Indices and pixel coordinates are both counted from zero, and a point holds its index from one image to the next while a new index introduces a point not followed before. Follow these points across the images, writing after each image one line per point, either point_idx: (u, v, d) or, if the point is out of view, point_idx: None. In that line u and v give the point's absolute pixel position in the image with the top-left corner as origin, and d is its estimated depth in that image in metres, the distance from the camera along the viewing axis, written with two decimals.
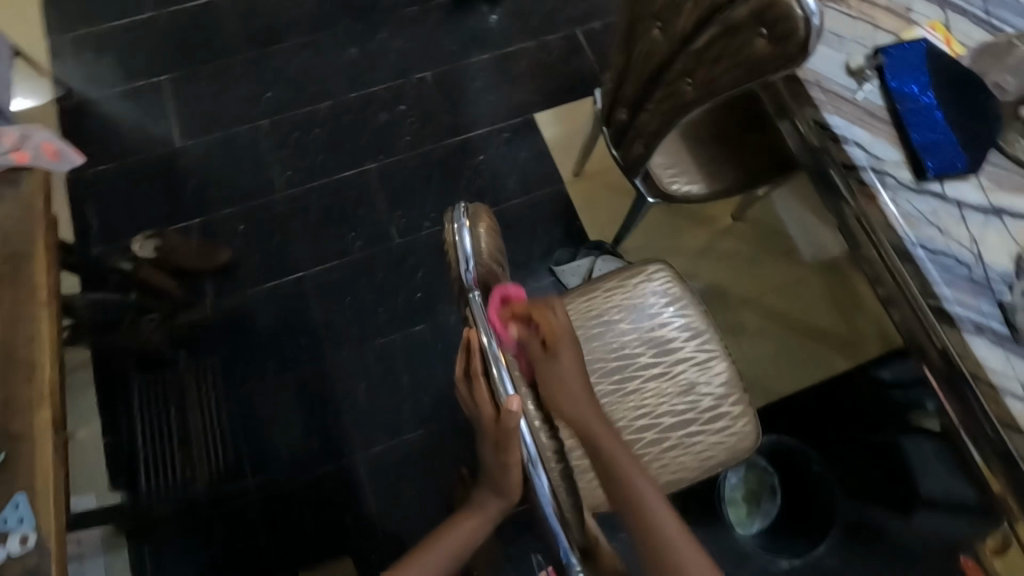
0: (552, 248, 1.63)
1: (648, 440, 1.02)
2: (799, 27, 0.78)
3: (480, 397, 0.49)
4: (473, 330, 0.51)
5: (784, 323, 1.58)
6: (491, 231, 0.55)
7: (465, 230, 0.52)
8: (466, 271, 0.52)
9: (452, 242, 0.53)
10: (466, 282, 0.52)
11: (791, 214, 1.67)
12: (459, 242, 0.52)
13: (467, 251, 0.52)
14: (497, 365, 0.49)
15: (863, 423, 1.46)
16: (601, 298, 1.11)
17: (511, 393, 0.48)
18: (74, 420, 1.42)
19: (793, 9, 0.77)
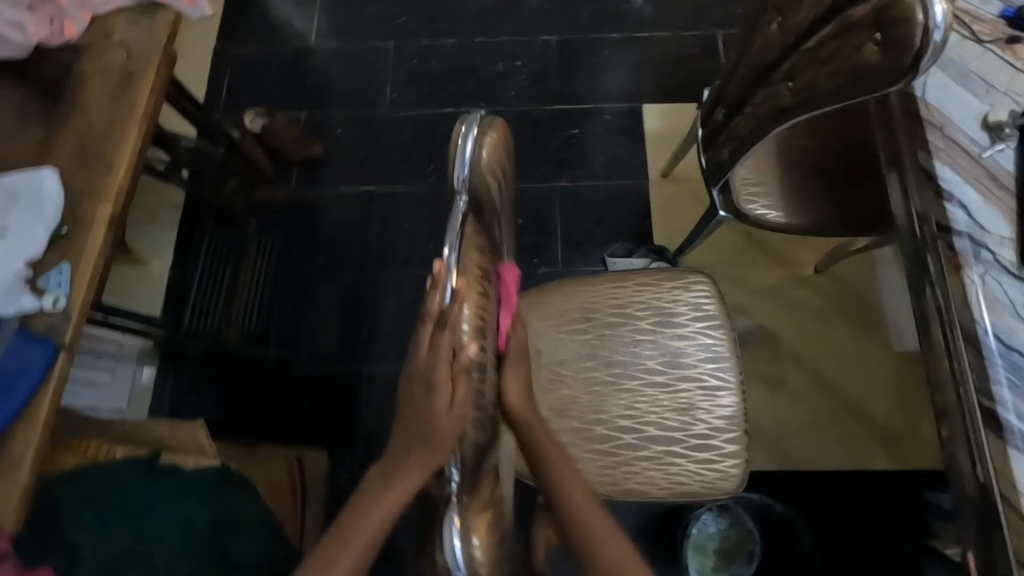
0: (613, 239, 1.59)
1: (625, 443, 0.98)
2: (915, 38, 0.70)
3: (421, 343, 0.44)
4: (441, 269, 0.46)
5: (832, 397, 1.42)
6: (497, 145, 0.55)
7: (472, 135, 0.53)
8: (460, 171, 0.52)
9: (455, 142, 0.53)
10: (456, 182, 0.52)
11: (883, 286, 1.50)
12: (461, 143, 0.53)
13: (466, 152, 0.52)
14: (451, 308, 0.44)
15: (881, 531, 1.31)
16: (630, 290, 1.06)
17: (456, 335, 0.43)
18: (152, 248, 1.61)
19: (916, 17, 0.70)
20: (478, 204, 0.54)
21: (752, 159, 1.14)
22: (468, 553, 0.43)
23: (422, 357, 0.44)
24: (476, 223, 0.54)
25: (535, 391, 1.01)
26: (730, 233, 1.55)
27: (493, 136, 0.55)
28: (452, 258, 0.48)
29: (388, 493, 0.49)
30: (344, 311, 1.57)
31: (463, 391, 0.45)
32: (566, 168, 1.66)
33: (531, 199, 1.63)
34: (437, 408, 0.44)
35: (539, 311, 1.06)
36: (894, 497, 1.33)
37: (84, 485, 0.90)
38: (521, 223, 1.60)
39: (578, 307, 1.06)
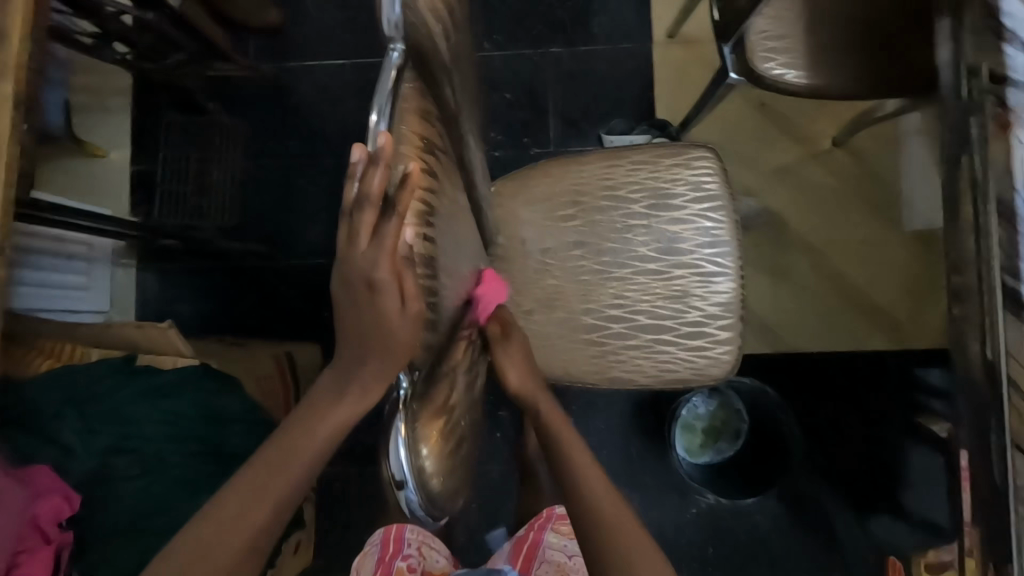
0: (611, 115, 1.43)
1: (613, 332, 0.94)
2: None
3: (358, 234, 0.36)
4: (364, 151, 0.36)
5: (834, 280, 1.37)
6: None
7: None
8: (392, 14, 0.40)
9: None
10: (389, 27, 0.40)
11: (906, 161, 1.37)
12: None
13: None
14: (390, 207, 0.36)
15: (871, 409, 1.33)
16: (624, 170, 0.96)
17: (394, 234, 0.36)
18: (108, 140, 1.48)
19: None
20: (419, 57, 0.43)
21: (773, 6, 0.96)
22: (414, 464, 0.41)
23: (359, 254, 0.36)
24: (420, 83, 0.44)
25: (519, 283, 0.95)
26: (742, 103, 1.39)
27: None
28: (382, 127, 0.39)
29: (344, 407, 0.46)
30: (324, 203, 1.47)
31: (414, 294, 0.39)
32: (559, 30, 1.44)
33: (520, 71, 1.44)
34: (399, 324, 0.39)
35: (523, 196, 0.96)
36: (889, 379, 1.33)
37: (54, 387, 0.88)
38: (510, 99, 1.43)
39: (566, 191, 0.96)
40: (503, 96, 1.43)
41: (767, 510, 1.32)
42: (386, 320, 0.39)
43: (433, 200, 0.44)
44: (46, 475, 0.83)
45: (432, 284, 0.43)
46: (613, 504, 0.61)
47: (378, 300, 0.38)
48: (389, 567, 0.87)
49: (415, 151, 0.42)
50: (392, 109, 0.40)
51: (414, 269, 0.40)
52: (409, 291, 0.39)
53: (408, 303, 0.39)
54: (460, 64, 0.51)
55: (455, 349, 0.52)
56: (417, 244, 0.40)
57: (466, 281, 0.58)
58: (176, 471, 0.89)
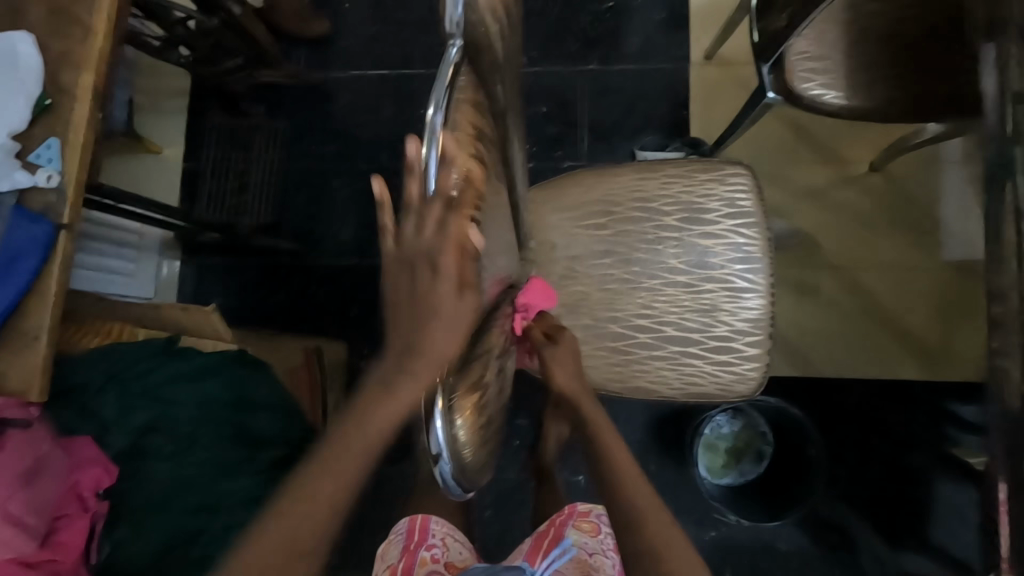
0: (645, 132, 1.45)
1: (639, 342, 0.94)
2: None
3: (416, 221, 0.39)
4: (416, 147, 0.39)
5: (868, 306, 1.34)
6: None
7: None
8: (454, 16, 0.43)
9: None
10: (451, 28, 0.43)
11: (946, 189, 1.35)
12: None
13: None
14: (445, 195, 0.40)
15: (898, 434, 1.29)
16: (658, 183, 0.97)
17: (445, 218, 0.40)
18: (163, 138, 1.57)
19: None
20: (474, 55, 0.45)
21: (814, 29, 0.98)
22: (451, 434, 0.43)
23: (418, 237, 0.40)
24: (474, 81, 0.47)
25: (548, 287, 0.97)
26: (778, 125, 1.39)
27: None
28: (438, 122, 0.41)
29: (394, 408, 0.44)
30: (360, 206, 1.52)
31: (461, 277, 0.42)
32: (598, 48, 1.47)
33: (557, 86, 1.47)
34: (448, 304, 0.41)
35: (555, 203, 0.98)
36: (922, 410, 1.29)
37: (105, 362, 0.94)
38: (546, 113, 1.47)
39: (599, 200, 0.98)
40: (539, 109, 1.47)
41: (789, 538, 1.28)
42: (433, 300, 0.41)
43: (480, 190, 0.46)
44: (88, 447, 0.87)
45: (477, 269, 0.45)
46: (638, 482, 0.66)
47: (428, 280, 0.40)
48: (414, 556, 0.88)
49: (466, 143, 0.45)
50: (448, 104, 0.42)
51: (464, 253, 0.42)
52: (457, 273, 0.41)
53: (457, 284, 0.41)
54: (509, 66, 0.54)
55: (490, 331, 0.53)
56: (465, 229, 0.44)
57: (502, 272, 0.60)
58: (208, 452, 0.93)
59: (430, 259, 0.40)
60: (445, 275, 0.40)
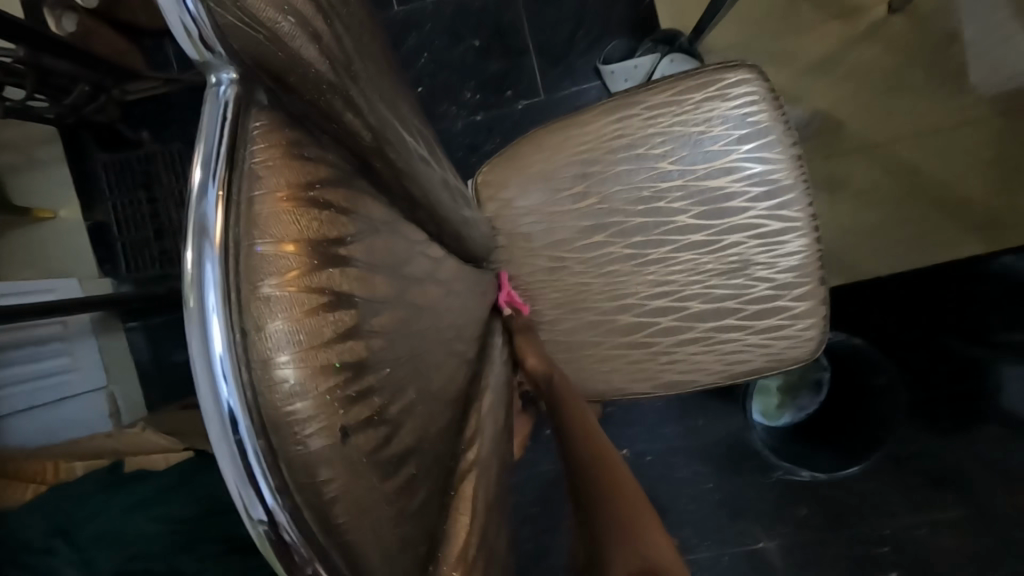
0: (605, 36, 1.16)
1: (662, 328, 0.76)
2: None
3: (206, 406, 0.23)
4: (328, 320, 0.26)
5: (908, 182, 1.13)
6: None
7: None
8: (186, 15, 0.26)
9: None
10: (196, 37, 0.27)
11: (985, 12, 1.08)
12: None
13: None
14: (233, 352, 0.23)
15: (982, 327, 1.09)
16: (639, 120, 0.74)
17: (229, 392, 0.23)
18: (52, 199, 1.31)
19: None
20: (274, 79, 0.29)
21: None
22: None
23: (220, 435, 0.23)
24: (268, 113, 0.28)
25: (534, 289, 0.77)
26: None
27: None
28: (208, 210, 0.24)
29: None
30: None
31: (332, 472, 0.25)
32: None
33: (484, 7, 1.17)
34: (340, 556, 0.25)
35: (517, 182, 0.76)
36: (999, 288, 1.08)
37: (44, 518, 0.77)
38: (480, 46, 1.18)
39: (572, 162, 0.75)
40: (471, 43, 1.18)
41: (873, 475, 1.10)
42: (301, 563, 0.24)
43: (343, 297, 0.28)
44: None
45: (389, 473, 0.28)
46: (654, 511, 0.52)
47: (246, 497, 0.23)
48: None
49: (285, 232, 0.26)
50: (228, 169, 0.25)
51: (326, 431, 0.25)
52: (324, 467, 0.25)
53: (316, 485, 0.25)
54: (361, 87, 0.36)
55: (455, 512, 0.35)
56: (323, 380, 0.25)
57: (456, 383, 0.41)
58: None
59: (243, 460, 0.23)
60: (281, 479, 0.24)
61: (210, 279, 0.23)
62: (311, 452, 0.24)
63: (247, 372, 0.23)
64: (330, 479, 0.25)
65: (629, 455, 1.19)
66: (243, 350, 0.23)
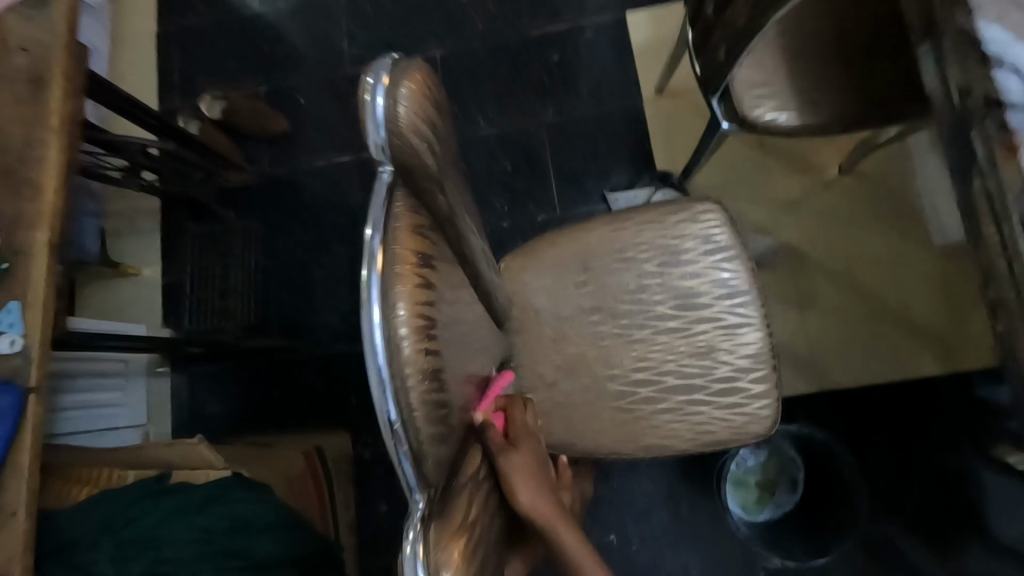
0: (612, 170, 1.45)
1: (642, 397, 0.91)
2: None
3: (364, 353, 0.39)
4: (425, 315, 0.42)
5: (868, 306, 1.31)
6: (415, 94, 0.46)
7: (382, 87, 0.44)
8: (376, 135, 0.44)
9: (364, 101, 0.44)
10: (375, 148, 0.44)
11: (916, 178, 1.35)
12: (370, 101, 0.44)
13: (376, 112, 0.44)
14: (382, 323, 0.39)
15: (934, 438, 1.23)
16: (630, 231, 0.96)
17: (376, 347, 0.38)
18: (138, 260, 1.56)
19: None
20: (411, 176, 0.46)
21: (755, 56, 0.99)
22: None
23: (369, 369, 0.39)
24: (410, 192, 0.46)
25: (539, 355, 0.94)
26: (741, 143, 1.40)
27: (413, 84, 0.46)
28: (376, 242, 0.41)
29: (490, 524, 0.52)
30: (344, 291, 1.51)
31: (420, 402, 0.40)
32: (550, 99, 1.49)
33: (519, 143, 1.48)
34: (412, 438, 0.40)
35: (532, 269, 0.96)
36: (952, 404, 1.24)
37: (95, 514, 0.88)
38: (511, 169, 1.47)
39: (576, 258, 0.96)
40: (505, 167, 1.47)
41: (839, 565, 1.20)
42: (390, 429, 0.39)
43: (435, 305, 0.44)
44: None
45: (441, 397, 0.43)
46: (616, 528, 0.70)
47: (380, 407, 0.39)
48: None
49: (411, 261, 0.43)
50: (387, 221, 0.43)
51: (417, 346, 0.40)
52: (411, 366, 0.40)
53: (415, 412, 0.40)
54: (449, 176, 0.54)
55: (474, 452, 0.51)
56: (423, 351, 0.41)
57: (474, 380, 0.57)
58: None
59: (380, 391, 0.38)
60: (398, 396, 0.39)
61: (375, 279, 0.40)
62: (409, 369, 0.40)
63: (389, 337, 0.39)
64: (417, 411, 0.40)
65: (617, 538, 1.25)
66: (390, 324, 0.39)
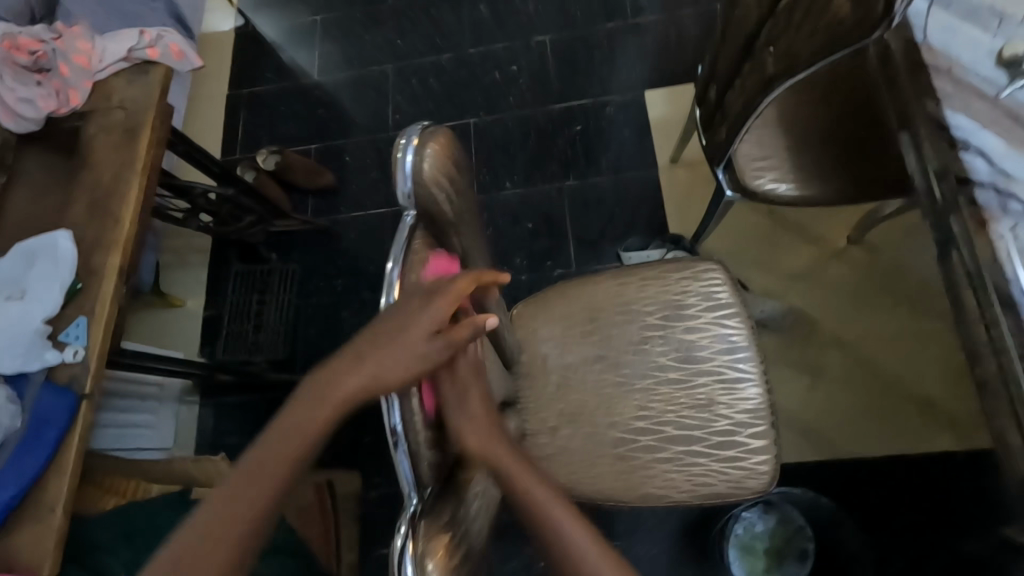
0: (627, 233, 1.54)
1: (642, 445, 0.93)
2: None
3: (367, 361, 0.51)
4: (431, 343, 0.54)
5: (878, 374, 1.32)
6: (438, 155, 0.54)
7: (411, 146, 0.53)
8: (404, 187, 0.52)
9: (397, 157, 0.53)
10: (403, 198, 0.53)
11: (926, 252, 1.38)
12: (402, 157, 0.53)
13: (405, 168, 0.52)
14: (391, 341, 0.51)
15: (948, 521, 1.19)
16: (636, 286, 1.02)
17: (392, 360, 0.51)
18: (186, 293, 1.70)
19: None
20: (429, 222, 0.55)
21: (756, 134, 1.08)
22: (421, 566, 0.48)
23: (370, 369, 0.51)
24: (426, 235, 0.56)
25: (544, 400, 0.99)
26: (752, 212, 1.48)
27: (438, 145, 0.56)
28: (395, 274, 0.52)
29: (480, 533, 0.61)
30: None
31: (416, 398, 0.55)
32: (572, 166, 1.62)
33: (540, 204, 1.60)
34: (409, 436, 0.53)
35: (542, 317, 1.03)
36: (968, 482, 1.21)
37: (117, 524, 0.94)
38: (531, 228, 1.58)
39: (584, 309, 1.03)
40: (526, 226, 1.58)
41: None
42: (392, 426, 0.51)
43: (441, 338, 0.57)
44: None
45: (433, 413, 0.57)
46: None
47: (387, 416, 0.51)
48: None
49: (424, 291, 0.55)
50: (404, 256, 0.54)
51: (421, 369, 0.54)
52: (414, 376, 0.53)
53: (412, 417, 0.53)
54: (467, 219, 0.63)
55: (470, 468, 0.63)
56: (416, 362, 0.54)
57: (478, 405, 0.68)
58: None
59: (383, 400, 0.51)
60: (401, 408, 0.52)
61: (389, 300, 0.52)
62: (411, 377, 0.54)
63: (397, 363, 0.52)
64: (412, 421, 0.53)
65: None
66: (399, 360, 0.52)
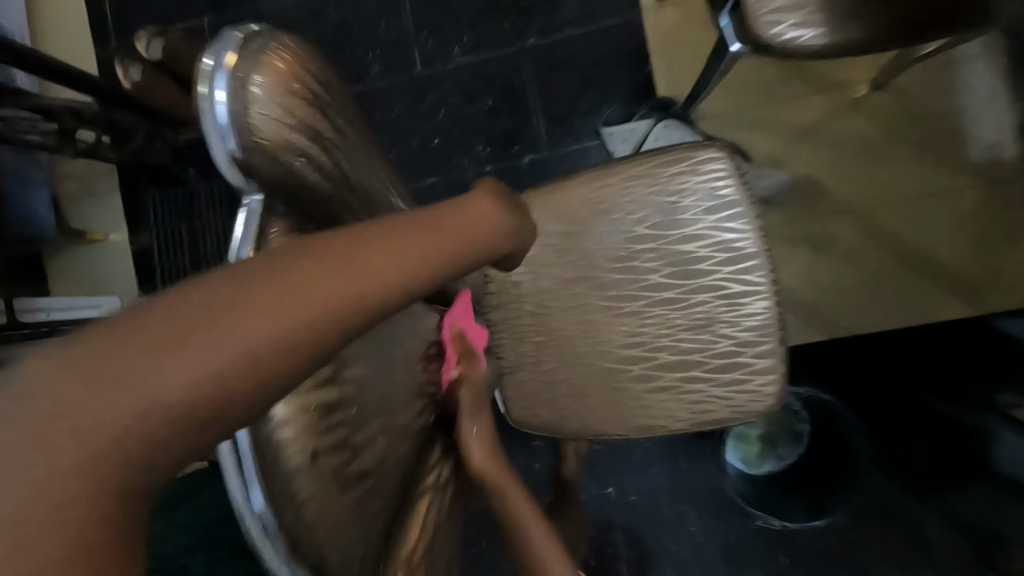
0: (605, 101, 1.27)
1: (634, 375, 0.82)
2: None
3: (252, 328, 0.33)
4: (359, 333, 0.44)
5: (890, 245, 1.18)
6: (264, 85, 0.45)
7: (224, 71, 0.44)
8: (224, 142, 0.44)
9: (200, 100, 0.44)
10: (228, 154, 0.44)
11: (957, 93, 1.17)
12: (206, 101, 0.44)
13: (214, 112, 0.43)
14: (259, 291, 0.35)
15: (942, 386, 1.14)
16: (619, 188, 0.82)
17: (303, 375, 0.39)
18: (102, 227, 1.43)
19: None
20: (281, 194, 0.46)
21: None
22: None
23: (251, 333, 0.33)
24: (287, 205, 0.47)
25: (519, 335, 0.85)
26: (758, 62, 1.21)
27: (272, 72, 0.46)
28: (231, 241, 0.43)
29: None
30: None
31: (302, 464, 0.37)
32: (535, 17, 1.28)
33: (498, 71, 1.29)
34: (289, 536, 0.36)
35: None
36: (968, 346, 1.14)
37: None
38: (491, 106, 1.29)
39: (558, 224, 0.84)
40: (485, 103, 1.30)
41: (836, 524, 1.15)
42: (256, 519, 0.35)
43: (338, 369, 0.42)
44: None
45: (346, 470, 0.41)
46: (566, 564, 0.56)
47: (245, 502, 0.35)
48: None
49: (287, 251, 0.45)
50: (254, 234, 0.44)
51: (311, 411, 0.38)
52: (298, 455, 0.38)
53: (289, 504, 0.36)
54: (350, 171, 0.53)
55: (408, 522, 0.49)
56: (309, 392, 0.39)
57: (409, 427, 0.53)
58: None
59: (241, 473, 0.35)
60: (266, 491, 0.36)
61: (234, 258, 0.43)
62: (288, 448, 0.37)
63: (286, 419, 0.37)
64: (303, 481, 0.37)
65: (614, 493, 1.23)
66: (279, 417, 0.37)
